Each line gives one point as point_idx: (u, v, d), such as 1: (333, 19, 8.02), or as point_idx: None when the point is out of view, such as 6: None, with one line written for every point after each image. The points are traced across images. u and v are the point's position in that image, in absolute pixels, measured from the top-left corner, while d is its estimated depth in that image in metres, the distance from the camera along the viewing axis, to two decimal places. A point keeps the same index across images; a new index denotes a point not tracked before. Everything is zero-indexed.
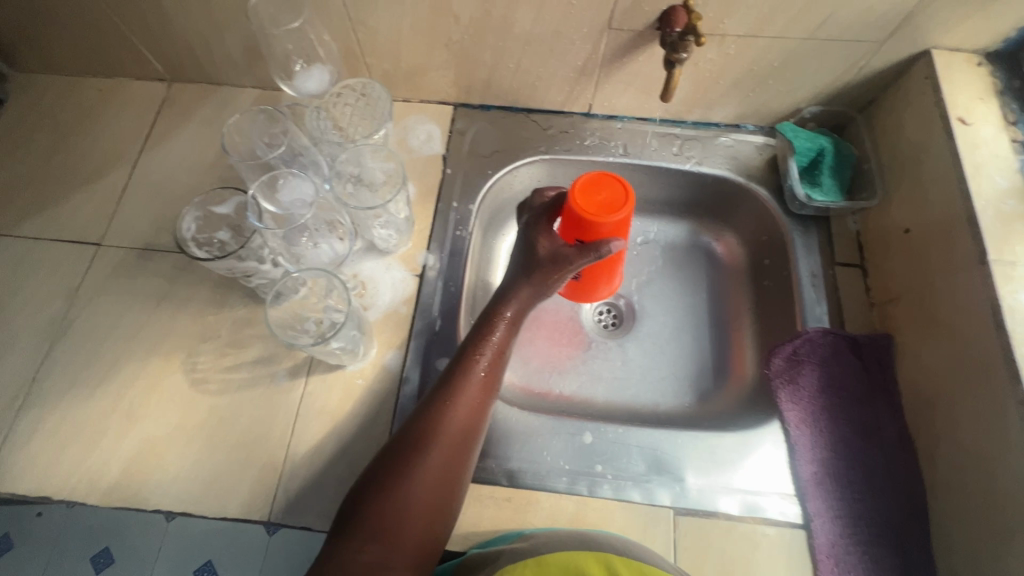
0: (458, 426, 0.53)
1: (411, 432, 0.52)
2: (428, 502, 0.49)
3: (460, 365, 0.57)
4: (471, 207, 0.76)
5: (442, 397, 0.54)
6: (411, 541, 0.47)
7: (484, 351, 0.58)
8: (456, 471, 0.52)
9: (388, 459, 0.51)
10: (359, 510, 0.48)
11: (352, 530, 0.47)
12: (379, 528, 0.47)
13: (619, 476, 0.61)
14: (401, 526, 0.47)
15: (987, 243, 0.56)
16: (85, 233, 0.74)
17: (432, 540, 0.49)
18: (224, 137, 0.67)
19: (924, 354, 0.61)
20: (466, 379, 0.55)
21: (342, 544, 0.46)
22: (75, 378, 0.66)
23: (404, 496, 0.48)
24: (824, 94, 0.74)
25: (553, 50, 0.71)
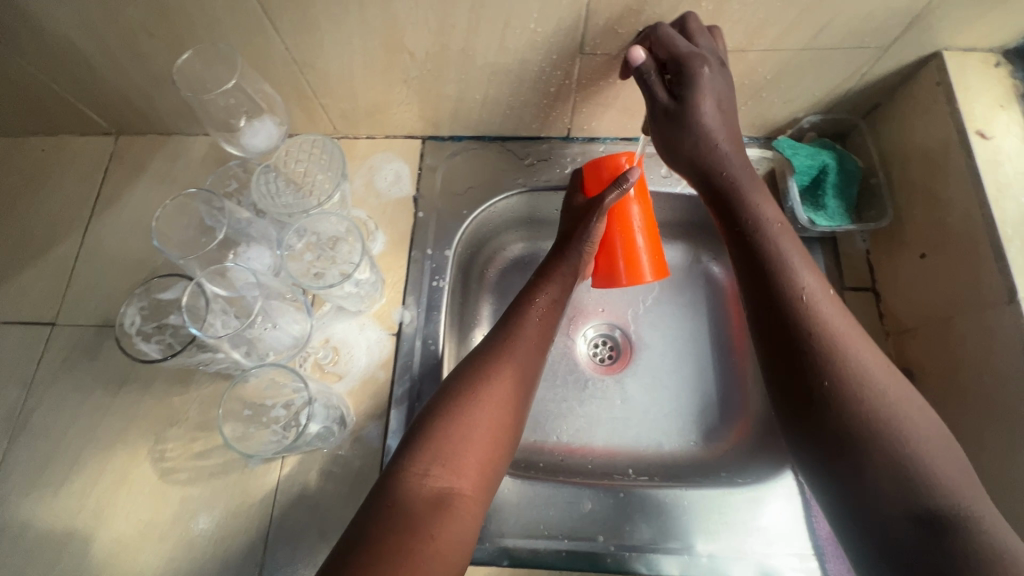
0: (516, 366, 0.55)
1: (472, 369, 0.54)
2: (492, 429, 0.51)
3: (518, 310, 0.60)
4: (447, 253, 0.70)
5: (500, 342, 0.57)
6: (472, 468, 0.49)
7: (540, 301, 0.61)
8: (516, 406, 0.54)
9: (449, 394, 0.52)
10: (421, 436, 0.50)
11: (413, 456, 0.48)
12: (444, 455, 0.48)
13: (623, 546, 0.58)
14: (462, 452, 0.49)
15: (1016, 279, 0.50)
16: (37, 313, 0.69)
17: (491, 470, 0.50)
18: (157, 226, 0.58)
19: (948, 396, 0.56)
20: (524, 324, 0.58)
21: (406, 468, 0.48)
22: (38, 476, 0.62)
23: (468, 423, 0.50)
24: (824, 104, 0.67)
25: (522, 79, 0.64)
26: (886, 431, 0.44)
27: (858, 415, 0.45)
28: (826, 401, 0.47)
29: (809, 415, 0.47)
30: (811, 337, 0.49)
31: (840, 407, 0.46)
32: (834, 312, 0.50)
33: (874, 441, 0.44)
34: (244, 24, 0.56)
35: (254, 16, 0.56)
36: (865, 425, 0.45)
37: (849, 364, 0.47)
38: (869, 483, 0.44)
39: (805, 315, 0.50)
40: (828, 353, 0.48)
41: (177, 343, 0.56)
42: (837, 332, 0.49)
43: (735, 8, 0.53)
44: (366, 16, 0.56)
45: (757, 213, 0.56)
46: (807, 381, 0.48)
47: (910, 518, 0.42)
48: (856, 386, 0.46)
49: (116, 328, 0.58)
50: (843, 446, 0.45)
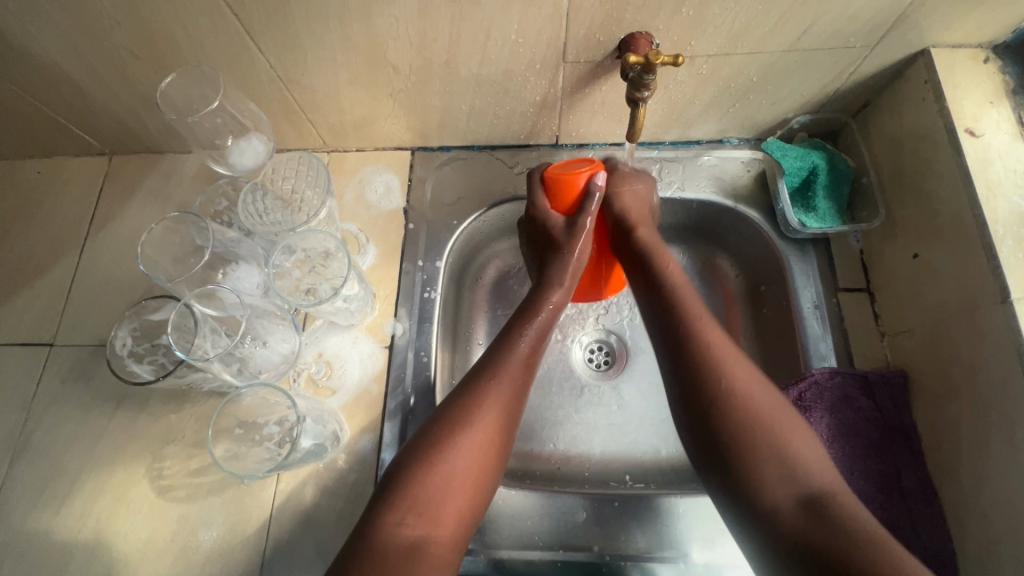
0: (500, 406, 0.54)
1: (454, 403, 0.54)
2: (472, 474, 0.51)
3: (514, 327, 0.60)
4: (438, 264, 0.70)
5: (484, 379, 0.55)
6: (450, 512, 0.49)
7: (527, 333, 0.59)
8: (501, 434, 0.54)
9: (428, 434, 0.52)
10: (401, 480, 0.49)
11: (390, 504, 0.48)
12: (421, 503, 0.48)
13: (617, 556, 0.58)
14: (441, 499, 0.49)
15: (1008, 279, 0.49)
16: (36, 335, 0.70)
17: (472, 502, 0.51)
18: (144, 249, 0.59)
19: (944, 398, 0.55)
20: (509, 360, 0.57)
21: (387, 512, 0.47)
22: (39, 497, 0.62)
23: (446, 469, 0.50)
24: (813, 104, 0.66)
25: (507, 89, 0.64)
26: (769, 437, 0.47)
27: (743, 430, 0.48)
28: (714, 414, 0.49)
29: (700, 431, 0.50)
30: (701, 360, 0.51)
31: (725, 419, 0.48)
32: (720, 338, 0.53)
33: (758, 450, 0.47)
34: (226, 44, 0.57)
35: (236, 36, 0.56)
36: (750, 433, 0.47)
37: (736, 385, 0.50)
38: (759, 485, 0.46)
39: (697, 342, 0.53)
40: (716, 373, 0.50)
41: (167, 364, 0.58)
42: (723, 358, 0.51)
43: (716, 12, 0.53)
44: (347, 33, 0.56)
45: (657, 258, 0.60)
46: (698, 399, 0.50)
47: (800, 511, 0.44)
48: (734, 403, 0.49)
49: (108, 350, 0.59)
50: (734, 456, 0.47)
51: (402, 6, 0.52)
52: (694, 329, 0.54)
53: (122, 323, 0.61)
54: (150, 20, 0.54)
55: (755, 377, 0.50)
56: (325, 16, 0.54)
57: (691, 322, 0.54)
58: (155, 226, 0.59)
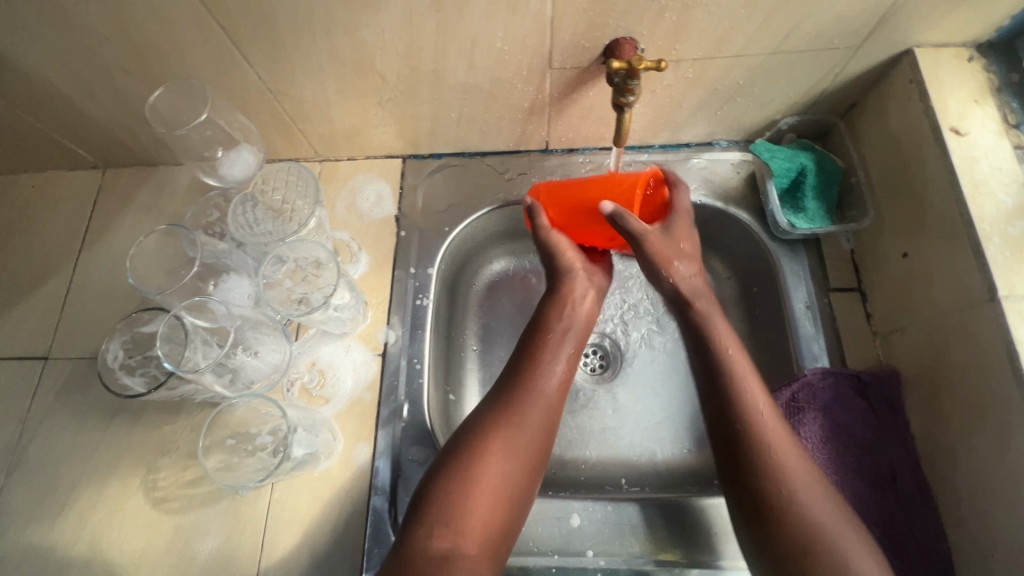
0: (529, 419, 0.55)
1: (486, 415, 0.55)
2: (499, 485, 0.51)
3: (548, 331, 0.61)
4: (430, 271, 0.70)
5: (513, 391, 0.56)
6: (480, 521, 0.50)
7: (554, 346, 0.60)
8: (532, 449, 0.54)
9: (463, 441, 0.54)
10: (436, 485, 0.51)
11: (420, 517, 0.49)
12: (451, 515, 0.49)
13: (611, 561, 0.58)
14: (470, 506, 0.50)
15: (995, 277, 0.49)
16: (30, 348, 0.70)
17: (503, 516, 0.51)
18: (133, 264, 0.59)
19: (936, 397, 0.55)
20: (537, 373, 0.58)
21: (422, 517, 0.49)
22: (34, 510, 0.62)
23: (474, 481, 0.51)
24: (800, 105, 0.66)
25: (495, 96, 0.64)
26: (829, 542, 0.46)
27: (801, 535, 0.47)
28: (773, 517, 0.48)
29: (754, 530, 0.49)
30: (760, 457, 0.50)
31: (784, 527, 0.48)
32: (780, 430, 0.52)
33: (820, 561, 0.46)
34: (215, 58, 0.57)
35: (224, 49, 0.56)
36: (810, 540, 0.47)
37: (795, 482, 0.49)
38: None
39: (757, 435, 0.51)
40: (777, 464, 0.50)
41: (158, 376, 0.58)
42: (784, 454, 0.51)
43: (698, 17, 0.53)
44: (334, 44, 0.56)
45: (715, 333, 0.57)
46: (758, 497, 0.50)
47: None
48: (794, 507, 0.48)
49: (99, 363, 0.60)
50: (795, 565, 0.46)
51: (387, 16, 0.53)
52: (755, 420, 0.52)
53: (114, 336, 0.61)
54: (139, 35, 0.55)
55: (810, 479, 0.49)
56: (312, 28, 0.54)
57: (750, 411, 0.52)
58: (145, 239, 0.60)
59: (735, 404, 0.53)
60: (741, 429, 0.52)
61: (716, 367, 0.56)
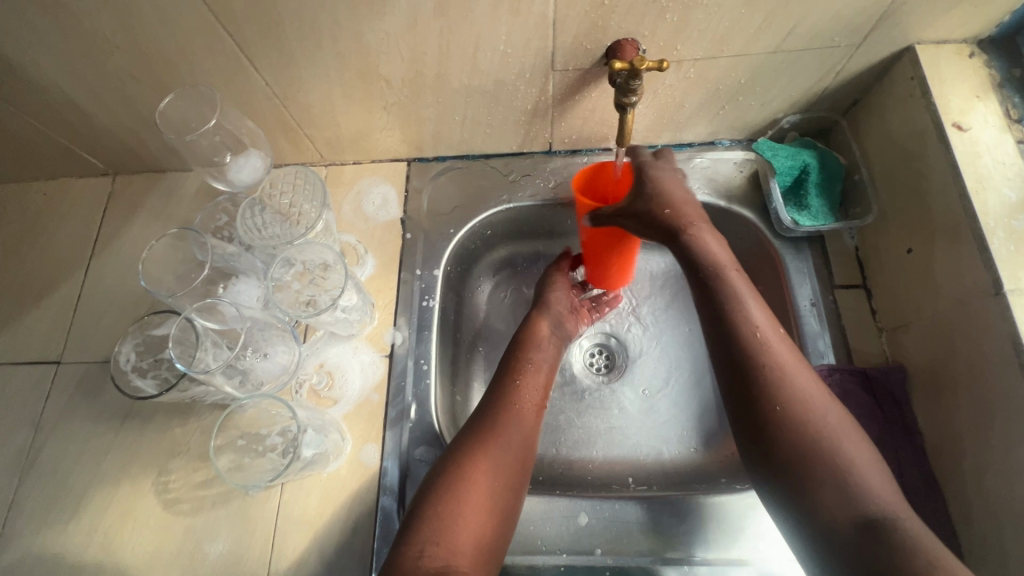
0: (510, 438, 0.57)
1: (469, 437, 0.56)
2: (486, 501, 0.52)
3: (522, 364, 0.64)
4: (435, 273, 0.71)
5: (491, 415, 0.58)
6: (469, 539, 0.50)
7: (528, 371, 0.64)
8: (514, 463, 0.56)
9: (448, 463, 0.54)
10: (423, 506, 0.51)
11: (411, 538, 0.49)
12: (440, 532, 0.49)
13: (619, 559, 0.58)
14: (460, 524, 0.50)
15: (1000, 271, 0.49)
16: (43, 353, 0.71)
17: (492, 534, 0.51)
18: (144, 268, 0.60)
19: (943, 392, 0.55)
20: (516, 395, 0.61)
21: (412, 539, 0.49)
22: (48, 513, 0.63)
23: (461, 499, 0.51)
24: (802, 103, 0.67)
25: (499, 98, 0.65)
26: (829, 451, 0.47)
27: (799, 445, 0.48)
28: (773, 430, 0.49)
29: (753, 442, 0.51)
30: (760, 373, 0.51)
31: (784, 438, 0.49)
32: (782, 350, 0.53)
33: (817, 469, 0.47)
34: (223, 65, 0.58)
35: (232, 56, 0.57)
36: (809, 449, 0.48)
37: (796, 397, 0.50)
38: (817, 501, 0.46)
39: (758, 355, 0.52)
40: (775, 376, 0.51)
41: (170, 378, 0.59)
42: (786, 371, 0.51)
43: (699, 17, 0.54)
44: (340, 49, 0.57)
45: (710, 257, 0.57)
46: (758, 411, 0.51)
47: (857, 530, 0.44)
48: (794, 420, 0.49)
49: (112, 366, 0.60)
50: (795, 472, 0.48)
51: (392, 21, 0.54)
52: (756, 340, 0.53)
53: (126, 339, 0.62)
54: (149, 44, 0.56)
55: (814, 390, 0.51)
56: (318, 33, 0.55)
57: (751, 332, 0.53)
58: (154, 244, 0.61)
59: (737, 326, 0.54)
60: (743, 349, 0.53)
61: (717, 293, 0.56)
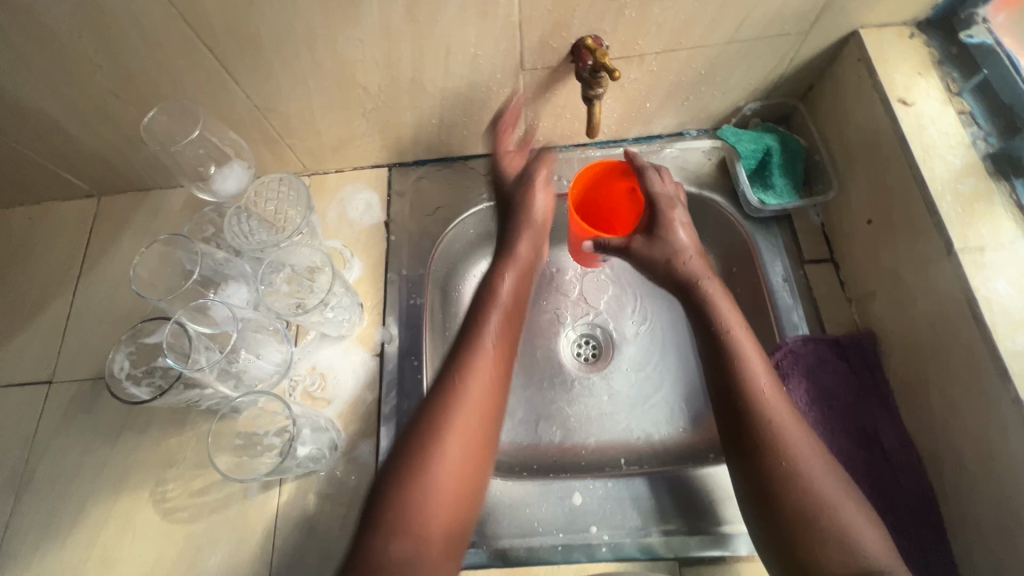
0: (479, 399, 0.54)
1: (433, 406, 0.53)
2: (456, 487, 0.51)
3: (468, 346, 0.57)
4: (422, 272, 0.73)
5: (455, 373, 0.55)
6: (439, 528, 0.49)
7: (492, 314, 0.60)
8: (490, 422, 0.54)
9: (409, 453, 0.51)
10: (381, 489, 0.50)
11: (377, 523, 0.48)
12: (409, 524, 0.48)
13: (616, 534, 0.59)
14: (428, 517, 0.48)
15: (950, 232, 0.52)
16: (35, 373, 0.71)
17: (464, 516, 0.51)
18: (134, 279, 0.61)
19: (909, 351, 0.58)
20: (480, 350, 0.56)
21: (379, 520, 0.48)
22: (45, 531, 0.63)
23: (428, 489, 0.49)
24: (761, 91, 0.70)
25: (473, 99, 0.68)
26: (828, 506, 0.48)
27: (805, 511, 0.48)
28: (776, 485, 0.50)
29: (760, 498, 0.51)
30: (767, 436, 0.51)
31: (790, 503, 0.49)
32: (778, 402, 0.53)
33: (813, 521, 0.48)
34: (203, 78, 0.60)
35: (211, 70, 0.59)
36: (809, 514, 0.48)
37: (799, 457, 0.50)
38: (822, 557, 0.47)
39: (761, 410, 0.53)
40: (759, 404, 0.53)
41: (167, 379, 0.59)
42: (783, 428, 0.52)
43: (656, 12, 0.57)
44: (316, 59, 0.59)
45: (718, 315, 0.59)
46: (764, 471, 0.51)
47: None
48: (795, 477, 0.49)
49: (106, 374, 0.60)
50: (795, 518, 0.48)
51: (364, 29, 0.56)
52: (760, 398, 0.53)
53: (118, 348, 0.62)
54: (132, 62, 0.58)
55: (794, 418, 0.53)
56: (294, 44, 0.57)
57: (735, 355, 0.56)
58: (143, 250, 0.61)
59: (745, 387, 0.54)
60: (744, 404, 0.53)
61: (724, 353, 0.57)
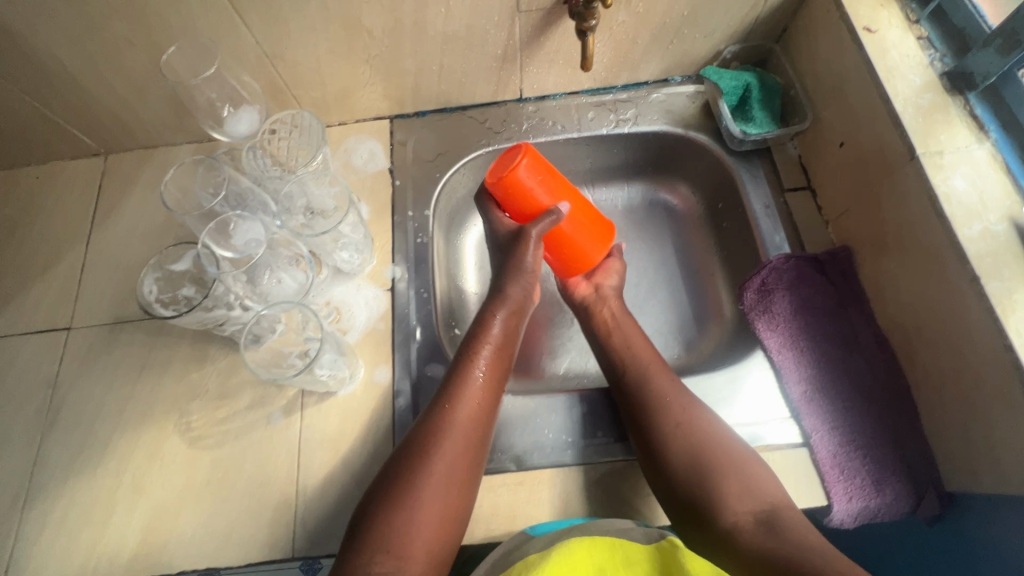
0: (463, 430, 0.57)
1: (423, 428, 0.57)
2: (438, 504, 0.53)
3: (455, 382, 0.59)
4: (427, 213, 0.77)
5: (442, 402, 0.58)
6: (422, 544, 0.51)
7: (480, 359, 0.61)
8: (472, 442, 0.57)
9: (395, 472, 0.54)
10: (368, 504, 0.53)
11: (362, 541, 0.50)
12: (388, 540, 0.50)
13: (623, 436, 0.63)
14: (410, 531, 0.50)
15: (913, 139, 0.58)
16: (53, 321, 0.73)
17: (448, 530, 0.53)
18: (166, 195, 0.66)
19: (880, 257, 0.64)
20: (467, 386, 0.59)
21: (365, 534, 0.50)
22: (74, 464, 0.65)
23: (412, 505, 0.52)
24: (739, 33, 0.75)
25: (471, 45, 0.72)
26: (721, 457, 0.54)
27: (699, 461, 0.54)
28: (672, 446, 0.55)
29: (656, 461, 0.56)
30: (661, 405, 0.58)
31: (687, 459, 0.54)
32: (665, 376, 0.62)
33: (709, 471, 0.53)
34: (216, 22, 0.63)
35: (223, 14, 0.62)
36: (703, 464, 0.54)
37: (702, 434, 0.56)
38: (720, 504, 0.51)
39: (654, 384, 0.60)
40: (653, 380, 0.61)
41: (195, 300, 0.62)
42: (675, 397, 0.59)
43: None
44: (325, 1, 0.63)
45: (613, 316, 0.70)
46: (662, 433, 0.57)
47: (756, 522, 0.50)
48: (689, 437, 0.56)
49: (136, 297, 0.62)
50: (695, 471, 0.53)
51: None
52: (652, 373, 0.62)
53: (145, 274, 0.65)
54: (147, 6, 0.61)
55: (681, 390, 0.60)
56: None
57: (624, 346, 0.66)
58: (176, 172, 0.66)
59: (642, 387, 0.61)
60: (644, 405, 0.59)
61: (617, 348, 0.66)
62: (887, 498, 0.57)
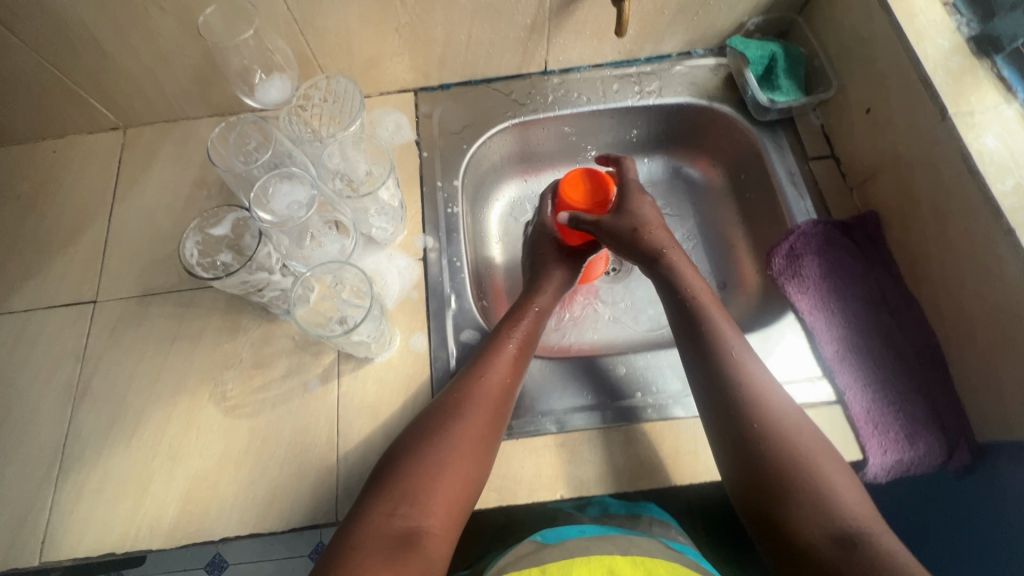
0: (494, 394, 0.58)
1: (456, 391, 0.58)
2: (463, 464, 0.53)
3: (489, 349, 0.61)
4: (455, 183, 0.77)
5: (475, 367, 0.60)
6: (444, 502, 0.51)
7: (515, 333, 0.64)
8: (501, 408, 0.58)
9: (425, 430, 0.55)
10: (393, 458, 0.54)
11: (386, 492, 0.51)
12: (412, 493, 0.51)
13: (659, 397, 0.64)
14: (433, 487, 0.52)
15: (944, 100, 0.59)
16: (78, 294, 0.72)
17: (468, 492, 0.53)
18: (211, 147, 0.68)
19: (909, 219, 0.65)
20: (499, 353, 0.61)
21: (388, 486, 0.51)
22: (108, 435, 0.65)
23: (438, 463, 0.53)
24: (764, 4, 0.76)
25: (501, 14, 0.72)
26: (811, 464, 0.51)
27: (785, 464, 0.51)
28: (754, 447, 0.52)
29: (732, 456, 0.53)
30: (746, 397, 0.55)
31: (768, 462, 0.51)
32: (755, 367, 0.57)
33: (793, 478, 0.50)
34: None
35: None
36: (787, 469, 0.51)
37: (787, 437, 0.52)
38: (794, 516, 0.49)
39: (736, 371, 0.56)
40: (740, 367, 0.56)
41: (233, 266, 0.61)
42: (767, 395, 0.55)
43: None
44: None
45: (686, 282, 0.64)
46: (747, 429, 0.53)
47: (832, 543, 0.47)
48: (772, 440, 0.52)
49: (177, 260, 0.61)
50: (776, 476, 0.51)
51: None
52: (733, 357, 0.57)
53: (184, 236, 0.64)
54: None
55: (772, 385, 0.56)
56: None
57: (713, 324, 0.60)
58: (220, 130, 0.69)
59: (724, 371, 0.56)
60: (721, 387, 0.56)
61: (696, 316, 0.61)
62: (920, 452, 0.59)
